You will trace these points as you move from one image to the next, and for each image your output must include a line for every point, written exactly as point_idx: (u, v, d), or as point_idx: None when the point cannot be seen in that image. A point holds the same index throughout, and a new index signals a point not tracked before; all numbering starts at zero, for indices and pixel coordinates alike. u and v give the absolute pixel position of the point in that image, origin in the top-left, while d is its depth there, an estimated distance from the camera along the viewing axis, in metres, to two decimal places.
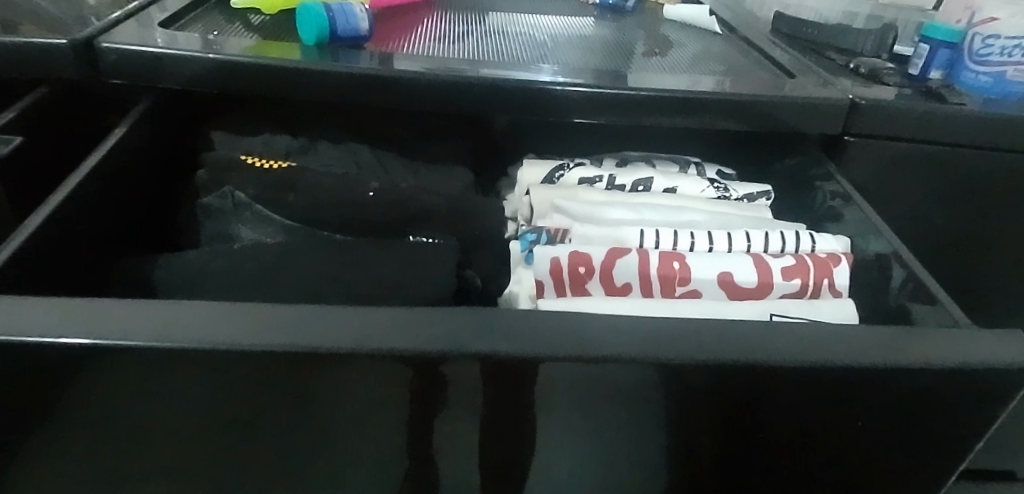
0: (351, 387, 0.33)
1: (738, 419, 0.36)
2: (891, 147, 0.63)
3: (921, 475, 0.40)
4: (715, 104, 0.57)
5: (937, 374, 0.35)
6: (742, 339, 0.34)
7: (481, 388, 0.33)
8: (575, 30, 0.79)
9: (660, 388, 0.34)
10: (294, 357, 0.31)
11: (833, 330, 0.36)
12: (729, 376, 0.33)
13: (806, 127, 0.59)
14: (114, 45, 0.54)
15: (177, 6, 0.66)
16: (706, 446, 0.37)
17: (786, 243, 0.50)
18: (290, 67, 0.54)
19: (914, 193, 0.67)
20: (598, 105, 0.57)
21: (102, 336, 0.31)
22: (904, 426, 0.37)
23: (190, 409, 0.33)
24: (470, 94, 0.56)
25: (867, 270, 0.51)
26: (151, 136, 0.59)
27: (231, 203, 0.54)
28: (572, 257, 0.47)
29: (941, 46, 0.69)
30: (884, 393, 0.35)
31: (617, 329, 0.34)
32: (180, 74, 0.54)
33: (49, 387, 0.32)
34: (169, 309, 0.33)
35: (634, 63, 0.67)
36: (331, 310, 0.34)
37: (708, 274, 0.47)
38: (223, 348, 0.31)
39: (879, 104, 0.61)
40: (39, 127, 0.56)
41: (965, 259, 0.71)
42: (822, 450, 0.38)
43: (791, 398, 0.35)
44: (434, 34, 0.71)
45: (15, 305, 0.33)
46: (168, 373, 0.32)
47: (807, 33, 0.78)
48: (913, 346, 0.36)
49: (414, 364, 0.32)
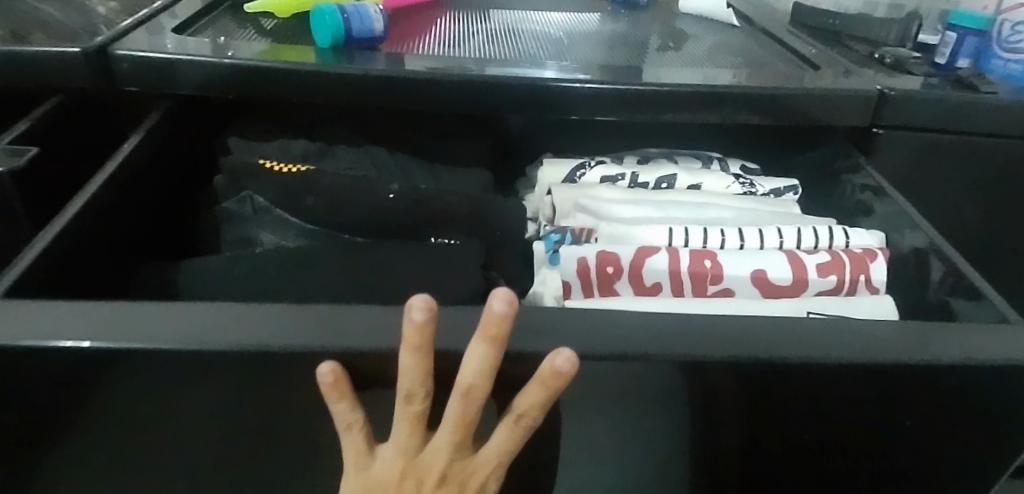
0: (404, 380, 0.29)
1: (778, 421, 0.35)
2: (921, 138, 0.62)
3: (973, 477, 0.38)
4: (737, 98, 0.56)
5: (994, 369, 0.33)
6: (785, 333, 0.33)
7: (547, 389, 0.29)
8: (589, 26, 0.78)
9: (700, 389, 0.33)
10: (321, 363, 0.30)
11: (879, 324, 0.35)
12: (770, 376, 0.33)
13: (832, 119, 0.58)
14: (127, 52, 0.53)
15: (188, 13, 0.66)
16: (744, 448, 0.36)
17: (819, 238, 0.49)
18: (303, 71, 0.53)
19: (943, 184, 0.66)
20: (618, 102, 0.55)
21: (121, 339, 0.30)
22: (956, 423, 0.36)
23: (213, 415, 0.33)
24: (488, 94, 0.55)
25: (904, 265, 0.50)
26: (162, 146, 0.58)
27: (250, 209, 0.54)
28: (600, 257, 0.46)
29: (969, 33, 0.68)
30: (935, 392, 0.34)
31: (653, 326, 0.33)
32: (193, 80, 0.54)
33: (77, 395, 0.31)
34: (192, 309, 0.32)
35: (652, 58, 0.65)
36: (359, 308, 0.33)
37: (742, 273, 0.46)
38: (251, 350, 0.30)
39: (908, 95, 0.59)
40: (57, 133, 0.55)
41: (997, 249, 0.70)
42: (868, 452, 0.37)
43: (838, 396, 0.34)
44: (449, 34, 0.70)
45: (30, 308, 0.32)
46: (191, 377, 0.31)
47: (827, 23, 0.77)
48: (965, 340, 0.34)
49: (485, 343, 0.28)
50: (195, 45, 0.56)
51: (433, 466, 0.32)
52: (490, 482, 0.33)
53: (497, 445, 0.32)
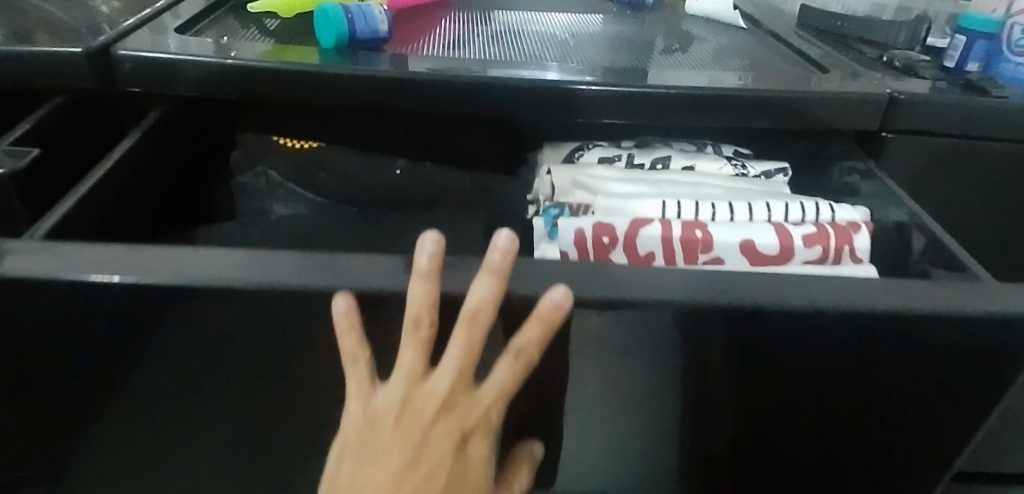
0: (413, 304, 0.34)
1: (758, 373, 0.37)
2: (930, 142, 0.61)
3: (953, 432, 0.40)
4: (744, 101, 0.55)
5: (974, 327, 0.35)
6: (760, 282, 0.35)
7: (543, 324, 0.34)
8: (594, 28, 0.77)
9: (680, 332, 0.35)
10: (336, 293, 0.34)
11: (856, 279, 0.36)
12: (745, 319, 0.34)
13: (840, 122, 0.57)
14: (129, 52, 0.53)
15: (191, 12, 0.65)
16: (727, 404, 0.39)
17: (807, 213, 0.49)
18: (306, 72, 0.53)
19: (953, 188, 0.65)
20: (625, 105, 0.55)
21: (141, 276, 0.33)
22: (933, 378, 0.37)
23: (227, 352, 0.36)
24: (493, 96, 0.54)
25: (887, 240, 0.51)
26: (155, 152, 0.58)
27: (264, 181, 0.62)
28: (596, 228, 0.47)
29: (979, 37, 0.67)
30: (911, 345, 0.35)
31: (641, 276, 0.35)
32: (196, 80, 0.53)
33: (106, 327, 0.35)
34: (207, 255, 0.35)
35: (658, 60, 0.65)
36: (369, 257, 0.36)
37: (731, 242, 0.46)
38: (261, 288, 0.33)
39: (918, 98, 0.59)
40: (63, 131, 0.55)
41: (1010, 255, 0.69)
42: (846, 407, 0.38)
43: (814, 345, 0.35)
44: (453, 35, 0.70)
45: (59, 248, 0.35)
46: (206, 314, 0.35)
47: (834, 26, 0.76)
48: (941, 293, 0.35)
49: (491, 275, 0.34)
50: (199, 46, 0.55)
51: (434, 397, 0.34)
52: (493, 416, 0.36)
53: (496, 381, 0.35)
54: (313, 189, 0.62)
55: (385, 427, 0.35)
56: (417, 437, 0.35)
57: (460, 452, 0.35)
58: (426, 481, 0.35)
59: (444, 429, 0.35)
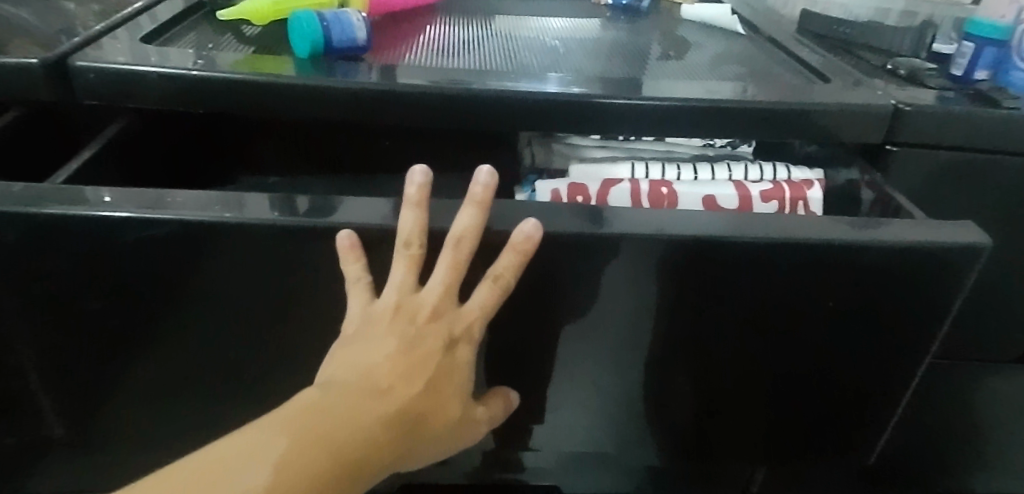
0: (407, 228, 0.42)
1: (713, 293, 0.46)
2: (938, 156, 0.58)
3: (885, 344, 0.50)
4: (740, 113, 0.53)
5: (893, 249, 0.44)
6: (722, 222, 0.45)
7: (518, 253, 0.42)
8: (587, 33, 0.75)
9: (656, 265, 0.45)
10: (341, 231, 0.42)
11: (801, 221, 0.46)
12: (701, 247, 0.44)
13: (845, 136, 0.55)
14: (90, 63, 0.50)
15: (165, 17, 0.63)
16: (689, 329, 0.48)
17: (764, 173, 0.59)
18: (278, 84, 0.50)
19: (968, 208, 0.61)
20: (613, 118, 0.53)
21: (145, 211, 0.41)
22: (867, 297, 0.47)
23: (233, 283, 0.44)
24: (476, 108, 0.52)
25: (841, 196, 0.59)
26: (121, 166, 0.59)
27: (270, 169, 0.71)
28: (570, 188, 0.57)
29: (988, 44, 0.64)
30: (846, 267, 0.45)
31: (627, 217, 0.45)
32: (163, 95, 0.51)
33: (110, 255, 0.43)
34: (207, 195, 0.44)
35: (651, 68, 0.62)
36: (361, 201, 0.45)
37: (693, 196, 0.57)
38: (251, 222, 0.41)
39: (927, 109, 0.56)
40: (23, 139, 0.58)
41: None
42: (786, 325, 0.49)
43: (763, 269, 0.45)
44: (438, 42, 0.67)
45: (64, 192, 0.43)
46: (208, 248, 0.43)
47: (836, 31, 0.74)
48: (873, 231, 0.45)
49: (475, 206, 0.42)
50: (176, 55, 0.53)
51: (428, 302, 0.43)
52: (475, 329, 0.44)
53: (478, 302, 0.43)
54: (312, 166, 0.72)
55: (380, 326, 0.43)
56: (411, 332, 0.43)
57: (448, 352, 0.44)
58: (417, 370, 0.43)
59: (436, 330, 0.43)
